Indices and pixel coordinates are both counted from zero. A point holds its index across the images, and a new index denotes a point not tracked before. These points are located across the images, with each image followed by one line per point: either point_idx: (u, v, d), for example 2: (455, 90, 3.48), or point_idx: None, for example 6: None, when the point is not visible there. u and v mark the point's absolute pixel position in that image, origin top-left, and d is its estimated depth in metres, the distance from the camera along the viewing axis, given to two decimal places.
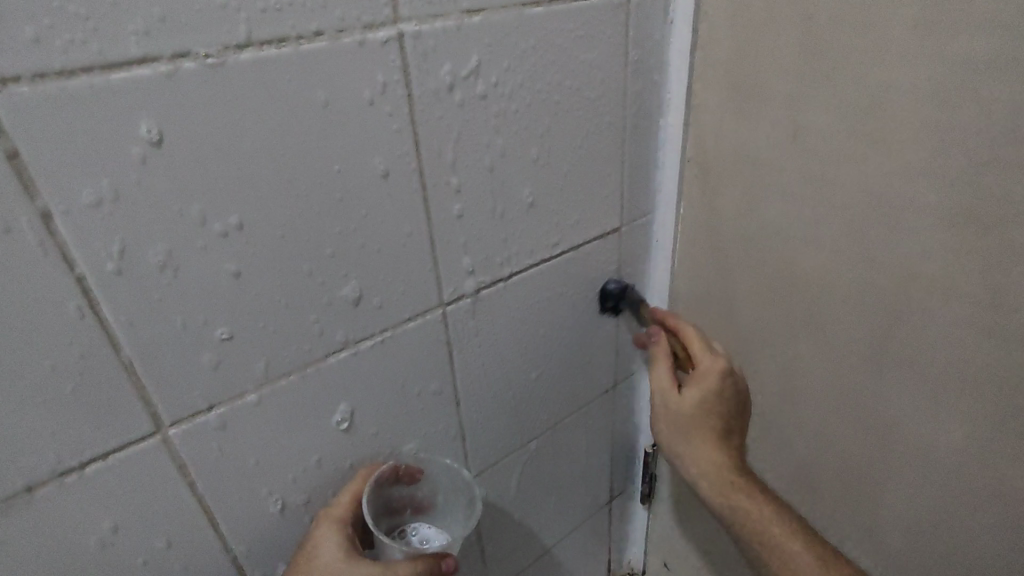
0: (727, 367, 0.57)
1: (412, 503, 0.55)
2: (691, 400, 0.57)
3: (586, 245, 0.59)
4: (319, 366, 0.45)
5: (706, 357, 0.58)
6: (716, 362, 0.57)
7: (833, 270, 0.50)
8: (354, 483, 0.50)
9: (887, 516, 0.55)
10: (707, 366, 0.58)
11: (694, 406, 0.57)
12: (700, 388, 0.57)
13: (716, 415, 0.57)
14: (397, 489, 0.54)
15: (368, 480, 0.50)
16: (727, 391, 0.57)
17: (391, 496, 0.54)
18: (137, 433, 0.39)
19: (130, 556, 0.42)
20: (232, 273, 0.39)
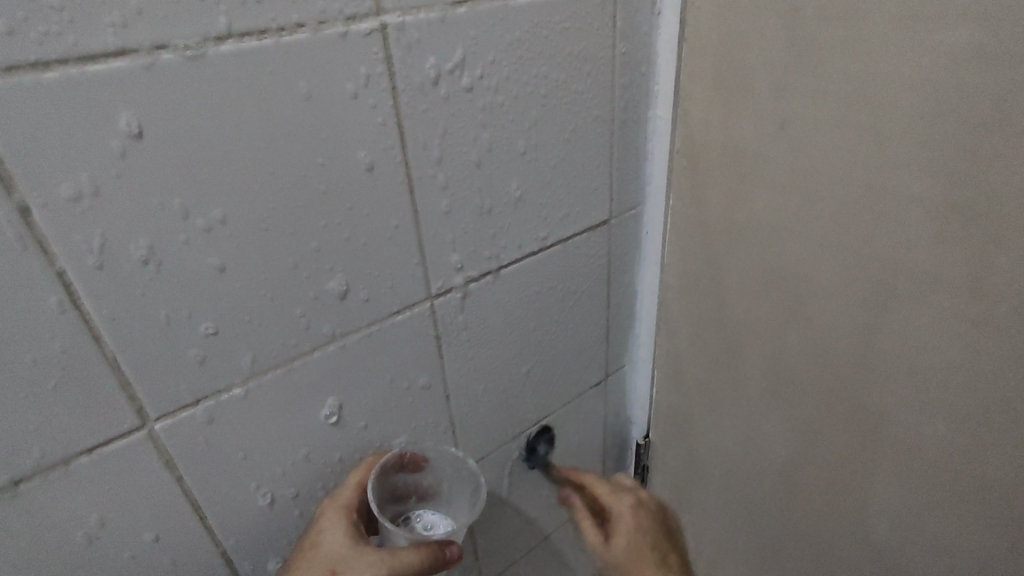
0: (635, 501, 0.59)
1: (416, 492, 0.55)
2: (620, 547, 0.57)
3: (575, 238, 0.58)
4: (306, 360, 0.45)
5: (614, 500, 0.60)
6: (622, 500, 0.60)
7: (820, 263, 0.50)
8: (359, 472, 0.50)
9: (873, 508, 0.55)
10: (618, 508, 0.59)
11: (625, 549, 0.56)
12: (620, 533, 0.57)
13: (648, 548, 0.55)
14: (403, 478, 0.54)
15: (373, 469, 0.50)
16: (649, 523, 0.58)
17: (397, 484, 0.53)
18: (122, 427, 0.39)
19: (119, 550, 0.42)
20: (216, 267, 0.38)
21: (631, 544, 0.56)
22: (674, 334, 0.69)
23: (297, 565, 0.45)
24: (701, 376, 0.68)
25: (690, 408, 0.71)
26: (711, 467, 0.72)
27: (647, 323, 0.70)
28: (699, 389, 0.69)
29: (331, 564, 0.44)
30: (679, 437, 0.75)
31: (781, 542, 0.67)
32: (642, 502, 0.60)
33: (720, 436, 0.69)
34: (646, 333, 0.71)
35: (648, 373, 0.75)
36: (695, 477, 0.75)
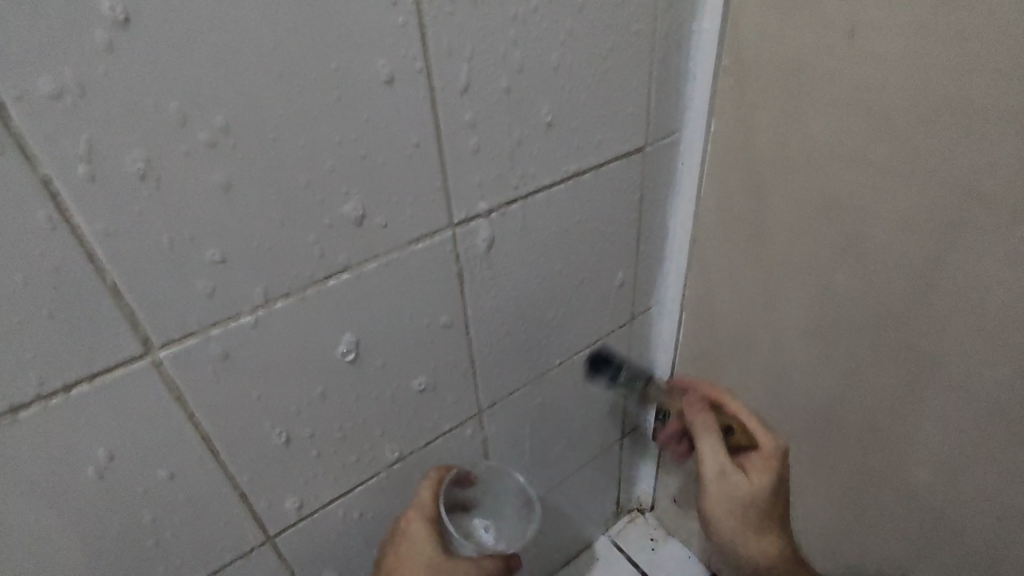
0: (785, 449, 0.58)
1: (463, 506, 0.59)
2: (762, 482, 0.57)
3: (607, 166, 0.54)
4: (321, 291, 0.42)
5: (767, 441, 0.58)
6: (777, 446, 0.58)
7: (881, 191, 0.46)
8: (431, 484, 0.56)
9: (913, 453, 0.53)
10: (772, 451, 0.58)
11: (766, 489, 0.57)
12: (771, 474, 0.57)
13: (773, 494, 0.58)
14: (458, 493, 0.59)
15: (442, 482, 0.57)
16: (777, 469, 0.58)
17: (454, 498, 0.59)
18: (125, 353, 0.36)
19: (131, 485, 0.40)
20: (220, 185, 0.35)
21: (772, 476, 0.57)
22: (707, 274, 0.65)
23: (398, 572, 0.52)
24: (733, 318, 0.64)
25: (719, 352, 0.68)
26: (740, 412, 0.70)
27: (678, 261, 0.67)
28: (729, 330, 0.66)
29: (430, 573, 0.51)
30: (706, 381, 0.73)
31: (809, 486, 0.65)
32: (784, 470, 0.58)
33: (750, 380, 0.66)
34: (675, 271, 0.68)
35: (676, 315, 0.72)
36: None
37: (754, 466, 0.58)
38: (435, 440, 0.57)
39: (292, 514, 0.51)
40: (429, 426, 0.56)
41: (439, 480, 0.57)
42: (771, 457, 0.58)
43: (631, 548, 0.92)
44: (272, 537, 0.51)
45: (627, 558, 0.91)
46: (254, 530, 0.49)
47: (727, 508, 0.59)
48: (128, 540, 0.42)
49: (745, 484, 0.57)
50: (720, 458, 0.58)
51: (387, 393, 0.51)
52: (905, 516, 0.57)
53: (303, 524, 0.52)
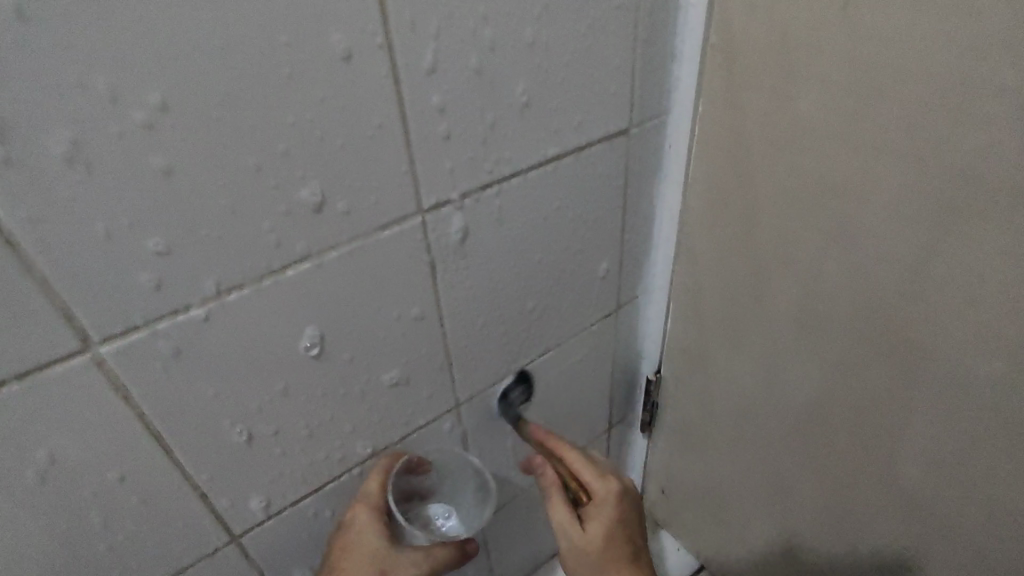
0: (621, 491, 0.56)
1: (420, 493, 0.58)
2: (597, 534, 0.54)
3: (589, 150, 0.51)
4: (279, 283, 0.39)
5: (600, 486, 0.56)
6: (608, 489, 0.56)
7: (876, 178, 0.43)
8: (378, 475, 0.53)
9: (905, 449, 0.51)
10: (602, 495, 0.55)
11: (600, 542, 0.54)
12: (602, 522, 0.54)
13: (621, 543, 0.55)
14: (410, 480, 0.57)
15: (391, 472, 0.54)
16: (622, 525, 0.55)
17: (406, 485, 0.57)
18: (61, 350, 0.33)
19: (77, 489, 0.38)
20: (161, 169, 0.32)
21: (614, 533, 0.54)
22: (694, 263, 0.63)
23: (342, 565, 0.50)
24: (721, 308, 0.62)
25: (707, 342, 0.66)
26: (727, 403, 0.68)
27: (665, 248, 0.64)
28: (716, 320, 0.64)
29: (377, 564, 0.50)
30: (693, 371, 0.71)
31: (797, 479, 0.64)
32: (626, 494, 0.56)
33: (738, 372, 0.64)
34: (662, 260, 0.66)
35: (663, 304, 0.69)
36: (709, 413, 0.71)
37: (590, 515, 0.55)
38: (410, 435, 0.55)
39: (258, 514, 0.48)
40: (403, 422, 0.54)
41: (388, 470, 0.54)
42: (603, 505, 0.55)
43: None
44: (237, 537, 0.48)
45: None
46: (217, 531, 0.47)
47: (576, 559, 0.56)
48: (78, 545, 0.40)
49: (582, 540, 0.54)
50: (565, 511, 0.55)
51: (356, 389, 0.48)
52: (894, 511, 0.55)
53: (270, 524, 0.50)
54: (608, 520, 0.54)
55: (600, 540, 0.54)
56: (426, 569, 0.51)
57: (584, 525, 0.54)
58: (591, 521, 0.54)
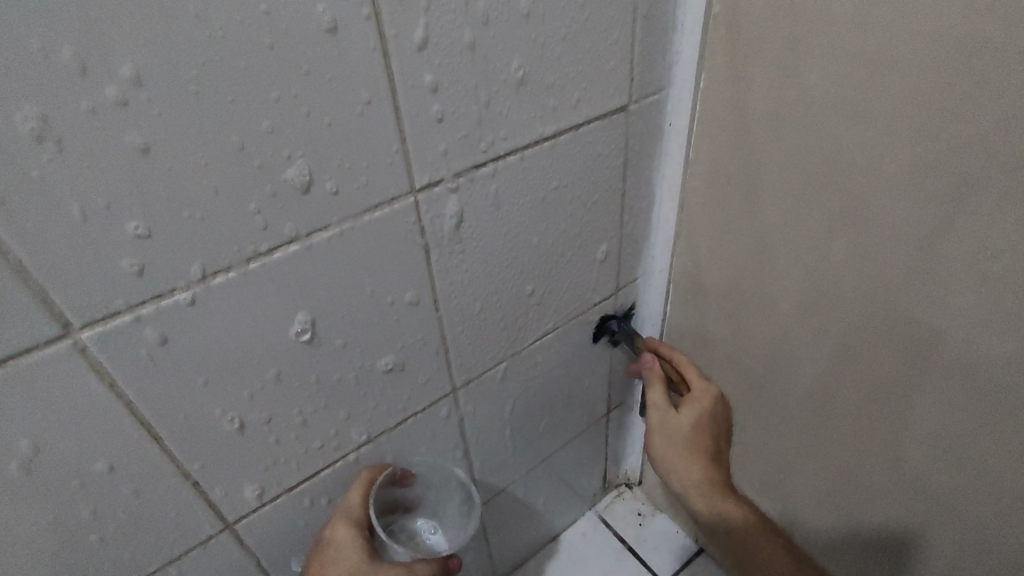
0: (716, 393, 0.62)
1: (404, 504, 0.58)
2: (688, 417, 0.61)
3: (588, 126, 0.50)
4: (267, 266, 0.38)
5: (698, 384, 0.63)
6: (705, 386, 0.63)
7: (885, 152, 0.42)
8: (362, 487, 0.52)
9: (909, 431, 0.50)
10: (699, 388, 0.62)
11: (692, 422, 0.60)
12: (695, 407, 0.61)
13: (707, 434, 0.60)
14: (393, 492, 0.56)
15: (374, 484, 0.53)
16: (719, 415, 0.62)
17: (389, 497, 0.56)
18: (40, 336, 0.32)
19: (63, 479, 0.37)
20: (138, 147, 0.30)
21: (705, 415, 0.61)
22: (695, 243, 0.61)
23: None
24: (722, 289, 0.61)
25: (709, 324, 0.65)
26: (729, 385, 0.67)
27: (666, 228, 0.63)
28: (718, 301, 0.63)
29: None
30: (693, 353, 0.70)
31: (800, 460, 0.64)
32: (718, 401, 0.62)
33: (740, 353, 0.63)
34: (663, 241, 0.64)
35: (664, 285, 0.68)
36: (710, 395, 0.71)
37: (690, 400, 0.62)
38: (407, 421, 0.54)
39: (252, 502, 0.48)
40: (399, 407, 0.53)
41: (371, 482, 0.53)
42: (700, 398, 0.61)
43: (618, 523, 0.91)
44: (231, 525, 0.48)
45: (613, 532, 0.90)
46: (210, 519, 0.46)
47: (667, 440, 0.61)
48: (66, 535, 0.39)
49: (678, 418, 0.61)
50: (661, 393, 0.63)
51: (351, 374, 0.47)
52: (897, 493, 0.55)
53: (266, 512, 0.49)
54: (705, 411, 0.61)
55: (694, 421, 0.60)
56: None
57: (681, 407, 0.62)
58: (680, 412, 0.61)
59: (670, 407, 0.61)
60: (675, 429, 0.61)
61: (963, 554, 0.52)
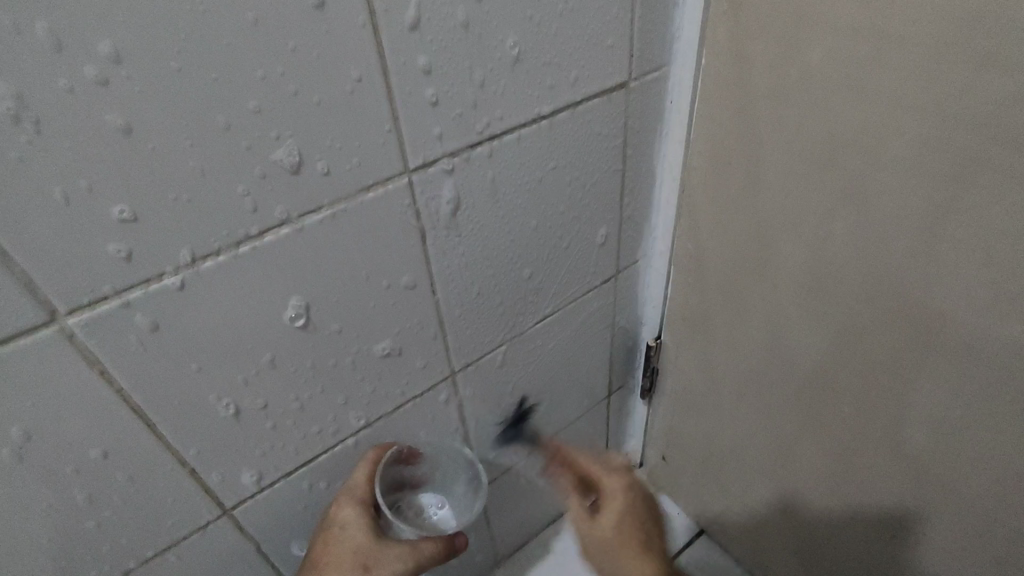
0: (627, 484, 0.60)
1: (411, 482, 0.58)
2: (618, 478, 0.60)
3: (586, 104, 0.48)
4: (258, 249, 0.37)
5: (608, 481, 0.60)
6: (612, 479, 0.60)
7: (889, 129, 0.40)
8: (367, 465, 0.52)
9: (911, 414, 0.50)
10: (612, 485, 0.60)
11: (620, 490, 0.59)
12: (614, 510, 0.59)
13: (637, 491, 0.60)
14: (400, 470, 0.56)
15: (380, 463, 0.53)
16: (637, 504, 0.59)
17: (396, 475, 0.56)
18: (25, 322, 0.31)
19: (56, 466, 0.37)
20: (120, 127, 0.29)
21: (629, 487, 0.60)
22: (696, 223, 0.60)
23: (326, 559, 0.49)
24: (723, 269, 0.60)
25: (710, 306, 0.65)
26: (729, 366, 0.67)
27: (666, 208, 0.62)
28: (719, 282, 0.62)
29: (359, 558, 0.49)
30: (694, 335, 0.69)
31: (799, 441, 0.63)
32: (632, 482, 0.60)
33: (741, 334, 0.63)
34: (663, 222, 0.63)
35: (664, 266, 0.67)
36: (709, 375, 0.71)
37: (604, 507, 0.59)
38: (405, 405, 0.54)
39: (250, 487, 0.47)
40: (397, 392, 0.52)
41: (377, 460, 0.53)
42: (612, 478, 0.60)
43: None
44: (229, 510, 0.47)
45: None
46: (208, 505, 0.46)
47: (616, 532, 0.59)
48: (62, 522, 0.39)
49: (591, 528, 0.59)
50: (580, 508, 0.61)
51: (347, 359, 0.47)
52: (898, 475, 0.54)
53: (264, 497, 0.49)
54: (633, 503, 0.59)
55: (614, 523, 0.58)
56: (412, 565, 0.50)
57: (598, 516, 0.59)
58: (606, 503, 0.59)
59: (589, 517, 0.60)
60: (600, 543, 0.59)
61: (964, 536, 0.52)
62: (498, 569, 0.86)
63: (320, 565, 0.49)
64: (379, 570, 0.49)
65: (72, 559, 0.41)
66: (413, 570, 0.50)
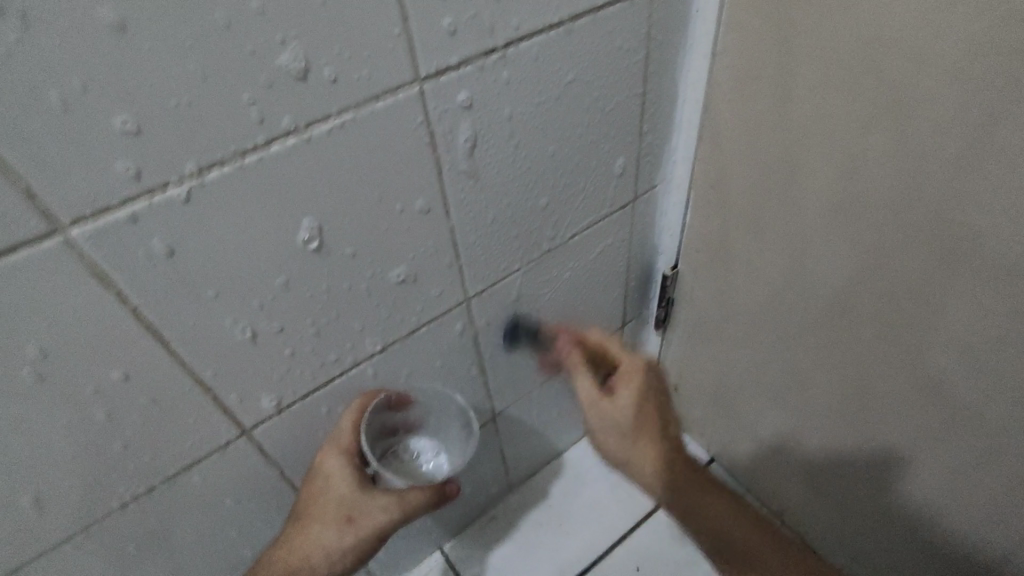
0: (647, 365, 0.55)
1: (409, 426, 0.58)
2: (626, 405, 0.55)
3: (607, 11, 0.45)
4: (265, 160, 0.35)
5: (628, 359, 0.56)
6: (635, 363, 0.55)
7: (942, 29, 0.37)
8: (353, 415, 0.52)
9: (939, 338, 0.48)
10: (629, 370, 0.55)
11: (629, 418, 0.55)
12: (631, 397, 0.55)
13: (652, 406, 0.55)
14: (392, 415, 0.56)
15: (365, 412, 0.52)
16: (657, 380, 0.56)
17: (388, 421, 0.56)
18: (29, 230, 0.30)
19: (74, 382, 0.37)
20: (111, 24, 0.27)
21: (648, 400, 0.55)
22: (720, 144, 0.58)
23: (313, 509, 0.52)
24: (746, 193, 0.58)
25: (731, 234, 0.63)
26: (749, 295, 0.66)
27: (688, 128, 0.59)
28: (741, 206, 0.60)
29: (345, 508, 0.51)
30: (715, 264, 0.68)
31: (818, 371, 0.63)
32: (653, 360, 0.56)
33: (761, 261, 0.61)
34: (685, 144, 0.61)
35: (683, 192, 0.65)
36: (726, 304, 0.70)
37: (618, 383, 0.55)
38: (419, 335, 0.54)
39: (268, 410, 0.48)
40: (411, 319, 0.52)
41: (363, 409, 0.53)
42: (629, 377, 0.55)
43: None
44: (247, 431, 0.48)
45: None
46: (226, 425, 0.46)
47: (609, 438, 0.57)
48: (84, 438, 0.39)
49: (614, 411, 0.55)
50: (590, 385, 0.56)
51: (361, 285, 0.46)
52: (920, 403, 0.53)
53: (282, 420, 0.50)
54: (648, 385, 0.55)
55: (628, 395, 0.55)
56: (397, 513, 0.51)
57: (613, 389, 0.55)
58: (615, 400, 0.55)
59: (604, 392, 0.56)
60: (614, 424, 0.55)
61: (980, 459, 0.52)
62: (511, 495, 0.88)
63: (309, 515, 0.52)
64: (363, 520, 0.51)
65: (97, 473, 0.42)
66: (399, 517, 0.51)
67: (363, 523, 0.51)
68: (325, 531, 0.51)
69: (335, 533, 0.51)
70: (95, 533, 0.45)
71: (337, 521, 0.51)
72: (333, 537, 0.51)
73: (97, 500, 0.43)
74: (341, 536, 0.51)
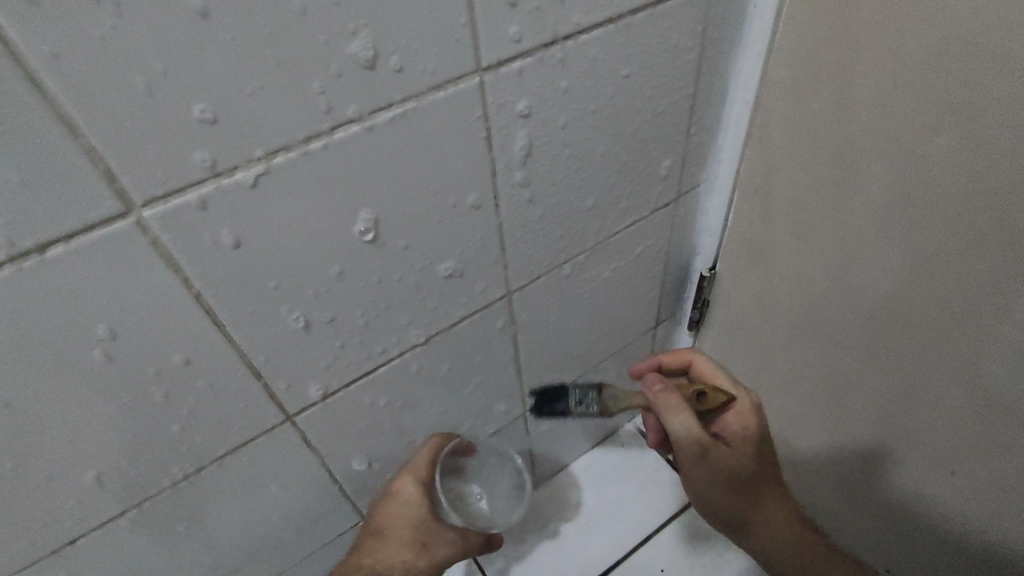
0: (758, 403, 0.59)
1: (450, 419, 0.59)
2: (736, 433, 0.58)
3: (665, 8, 0.45)
4: (330, 146, 0.36)
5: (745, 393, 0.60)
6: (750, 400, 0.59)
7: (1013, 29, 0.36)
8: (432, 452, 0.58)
9: (992, 350, 0.47)
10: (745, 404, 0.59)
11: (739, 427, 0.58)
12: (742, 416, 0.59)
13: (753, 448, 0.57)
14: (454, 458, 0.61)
15: (443, 449, 0.59)
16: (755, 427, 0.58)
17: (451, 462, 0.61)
18: (105, 209, 0.31)
19: (137, 362, 0.38)
20: (196, 11, 0.28)
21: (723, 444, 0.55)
22: (769, 144, 0.57)
23: (390, 528, 0.56)
24: (792, 194, 0.58)
25: (774, 235, 0.62)
26: (790, 297, 0.65)
27: (735, 128, 0.59)
28: (786, 207, 0.59)
29: (420, 532, 0.55)
30: (755, 267, 0.68)
31: (861, 377, 0.61)
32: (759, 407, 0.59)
33: (806, 264, 0.61)
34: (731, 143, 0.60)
35: (726, 193, 0.65)
36: (765, 305, 0.69)
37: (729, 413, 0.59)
38: (462, 329, 0.54)
39: (315, 397, 0.48)
40: (456, 314, 0.52)
41: (441, 448, 0.59)
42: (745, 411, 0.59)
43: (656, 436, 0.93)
44: (292, 417, 0.48)
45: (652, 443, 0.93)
46: (273, 411, 0.47)
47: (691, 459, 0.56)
48: (142, 417, 0.40)
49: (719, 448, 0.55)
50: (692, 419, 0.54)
51: (411, 277, 0.46)
52: (969, 415, 0.52)
53: (327, 409, 0.50)
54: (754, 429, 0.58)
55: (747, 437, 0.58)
56: (461, 547, 0.57)
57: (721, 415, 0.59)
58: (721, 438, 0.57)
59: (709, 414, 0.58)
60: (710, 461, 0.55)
61: None
62: (538, 493, 0.88)
63: (387, 534, 0.56)
64: (434, 547, 0.55)
65: (152, 453, 0.43)
66: (460, 551, 0.57)
67: (433, 549, 0.55)
68: (401, 551, 0.55)
69: (410, 555, 0.55)
70: (145, 512, 0.46)
71: (411, 543, 0.55)
72: (410, 558, 0.54)
73: (149, 479, 0.44)
74: (416, 559, 0.55)
